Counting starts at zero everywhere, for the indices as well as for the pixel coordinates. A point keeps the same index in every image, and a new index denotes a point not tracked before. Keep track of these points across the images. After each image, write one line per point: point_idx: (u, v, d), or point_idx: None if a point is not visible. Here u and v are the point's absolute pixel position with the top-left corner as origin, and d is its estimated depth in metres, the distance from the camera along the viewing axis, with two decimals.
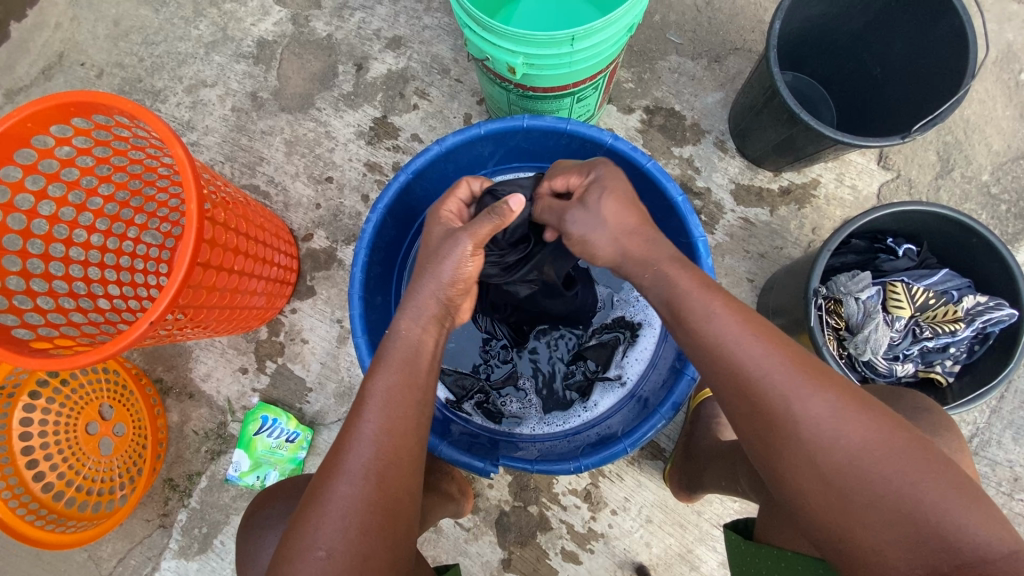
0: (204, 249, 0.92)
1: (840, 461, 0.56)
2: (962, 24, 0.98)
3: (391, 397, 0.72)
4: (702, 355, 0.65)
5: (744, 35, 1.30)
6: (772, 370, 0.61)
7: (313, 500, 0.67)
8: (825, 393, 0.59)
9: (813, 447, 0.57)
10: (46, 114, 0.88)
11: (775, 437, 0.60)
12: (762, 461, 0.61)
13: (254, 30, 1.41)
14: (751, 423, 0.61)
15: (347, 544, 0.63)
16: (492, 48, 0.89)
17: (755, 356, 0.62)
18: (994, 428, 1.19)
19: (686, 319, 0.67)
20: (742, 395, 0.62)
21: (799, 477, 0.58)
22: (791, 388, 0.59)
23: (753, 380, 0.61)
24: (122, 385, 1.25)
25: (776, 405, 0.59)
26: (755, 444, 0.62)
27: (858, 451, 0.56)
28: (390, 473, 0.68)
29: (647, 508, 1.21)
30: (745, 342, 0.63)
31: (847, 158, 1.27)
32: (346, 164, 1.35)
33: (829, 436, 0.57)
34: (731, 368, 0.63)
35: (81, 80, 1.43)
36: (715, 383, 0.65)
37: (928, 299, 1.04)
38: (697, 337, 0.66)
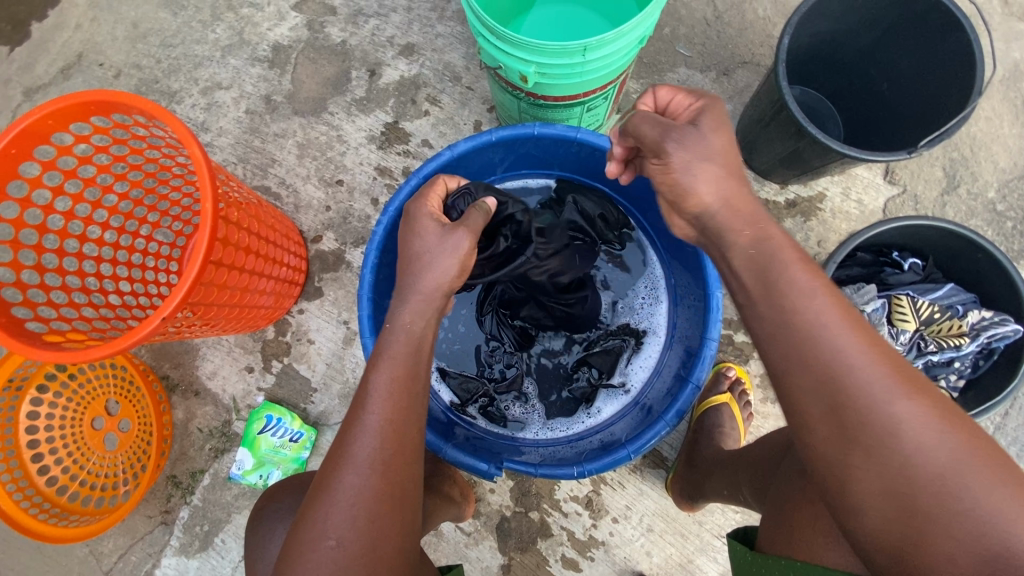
0: (217, 247, 0.93)
1: (925, 467, 0.54)
2: (969, 42, 0.99)
3: (393, 389, 0.72)
4: (791, 337, 0.61)
5: (752, 48, 1.32)
6: (872, 364, 0.58)
7: (321, 491, 0.68)
8: (916, 399, 0.57)
9: (903, 448, 0.55)
10: (67, 112, 0.90)
11: (864, 434, 0.56)
12: (837, 458, 0.58)
13: (270, 34, 1.44)
14: (836, 416, 0.58)
15: (356, 533, 0.65)
16: (505, 57, 0.90)
17: (853, 348, 0.59)
18: (997, 445, 1.18)
19: (782, 294, 0.62)
20: (834, 385, 0.58)
21: (877, 478, 0.56)
22: (887, 386, 0.57)
23: (851, 371, 0.58)
24: (129, 381, 1.26)
25: (868, 401, 0.57)
26: (832, 444, 0.58)
27: (946, 460, 0.54)
28: (395, 464, 0.69)
29: (649, 517, 1.21)
30: (843, 333, 0.59)
31: (853, 173, 1.28)
32: (357, 168, 1.36)
33: (921, 439, 0.55)
34: (826, 355, 0.59)
35: (100, 80, 1.46)
36: (801, 369, 0.60)
37: (933, 313, 1.05)
38: (790, 319, 0.61)
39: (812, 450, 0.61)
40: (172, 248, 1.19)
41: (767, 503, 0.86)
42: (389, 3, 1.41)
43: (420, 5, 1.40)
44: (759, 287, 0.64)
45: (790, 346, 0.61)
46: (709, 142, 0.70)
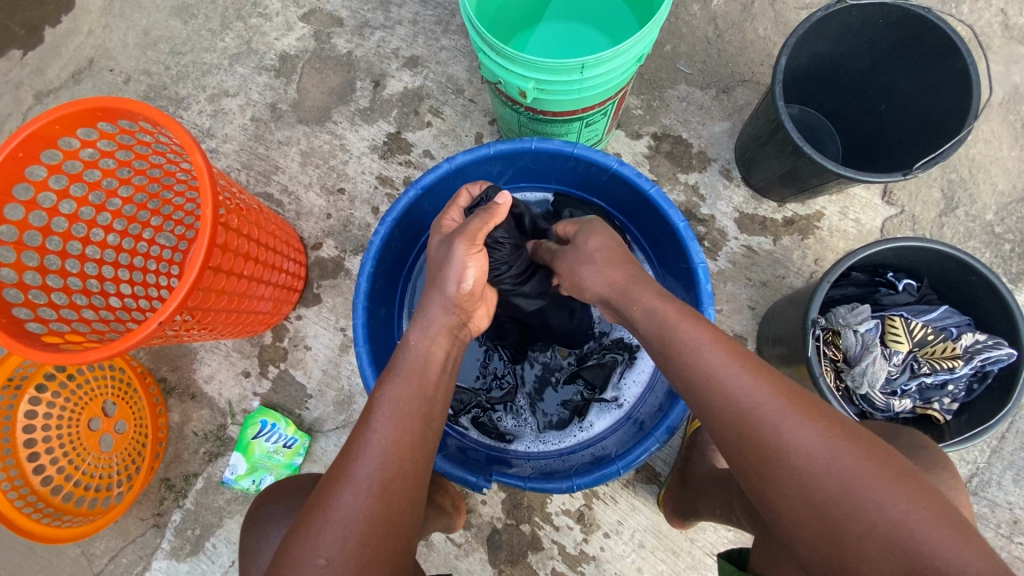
0: (215, 253, 0.94)
1: (826, 489, 0.57)
2: (966, 66, 1.00)
3: (399, 408, 0.74)
4: (688, 385, 0.68)
5: (753, 67, 1.33)
6: (759, 398, 0.63)
7: (317, 507, 0.68)
8: (813, 422, 0.61)
9: (802, 473, 0.59)
10: (74, 117, 0.92)
11: (765, 465, 0.61)
12: (755, 493, 0.62)
13: (277, 44, 1.46)
14: (740, 452, 0.63)
15: (347, 553, 0.64)
16: (504, 73, 0.92)
17: (740, 385, 0.64)
18: (994, 469, 1.17)
19: (674, 349, 0.71)
20: (730, 424, 0.64)
21: (790, 506, 0.59)
22: (778, 416, 0.61)
23: (742, 409, 0.63)
24: (127, 383, 1.27)
25: (763, 433, 0.61)
26: (747, 473, 0.62)
27: (847, 478, 0.57)
28: (394, 486, 0.69)
29: (640, 532, 1.21)
30: (732, 372, 0.66)
31: (851, 192, 1.28)
32: (359, 176, 1.38)
33: (819, 463, 0.58)
34: (718, 397, 0.65)
35: (109, 85, 1.49)
36: (705, 414, 0.66)
37: (925, 335, 1.04)
38: (686, 367, 0.69)
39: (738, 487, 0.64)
40: (173, 252, 1.21)
41: (759, 526, 0.86)
42: (395, 15, 1.43)
43: (425, 18, 1.43)
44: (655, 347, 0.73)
45: (690, 395, 0.68)
46: (585, 249, 0.89)
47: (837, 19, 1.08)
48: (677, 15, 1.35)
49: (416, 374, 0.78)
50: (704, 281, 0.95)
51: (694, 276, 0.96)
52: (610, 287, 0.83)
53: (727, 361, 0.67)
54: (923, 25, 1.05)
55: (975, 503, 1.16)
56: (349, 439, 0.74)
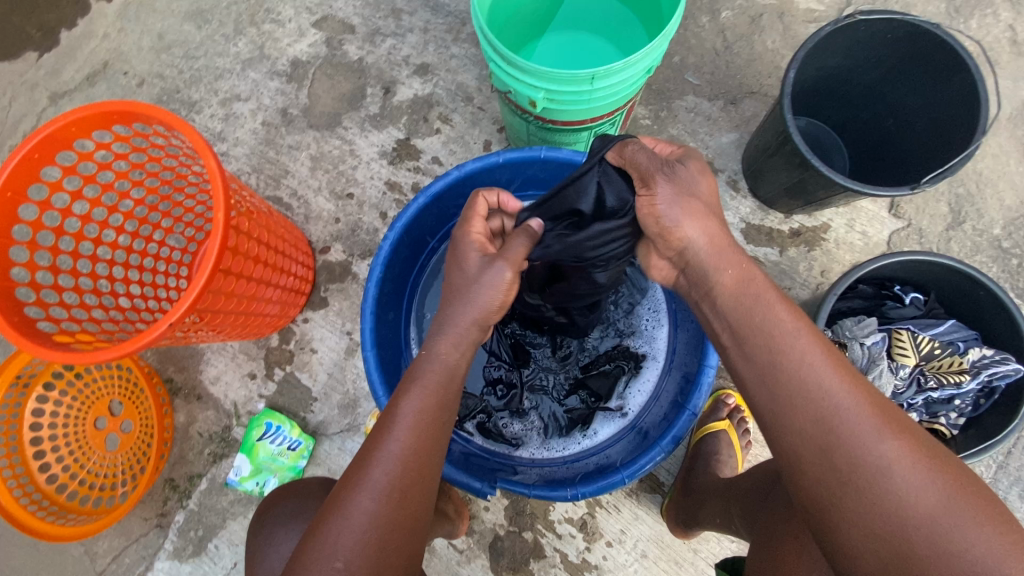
0: (227, 256, 0.95)
1: (917, 506, 0.57)
2: (974, 82, 1.01)
3: (417, 416, 0.73)
4: (779, 379, 0.65)
5: (761, 79, 1.34)
6: (855, 404, 0.62)
7: (334, 508, 0.69)
8: (905, 438, 0.60)
9: (895, 486, 0.58)
10: (90, 120, 0.93)
11: (856, 474, 0.59)
12: (828, 503, 0.61)
13: (289, 50, 1.48)
14: (826, 456, 0.61)
15: (362, 557, 0.66)
16: (515, 83, 0.93)
17: (835, 387, 0.63)
18: (1000, 484, 1.17)
19: (769, 335, 0.67)
20: (821, 426, 0.62)
21: (873, 518, 0.58)
22: (873, 426, 0.61)
23: (837, 412, 0.62)
24: (134, 382, 1.28)
25: (858, 441, 0.60)
26: (829, 482, 0.61)
27: (938, 499, 0.57)
28: (409, 494, 0.70)
29: (643, 542, 1.20)
30: (823, 373, 0.64)
31: (858, 205, 1.29)
32: (368, 182, 1.39)
33: (912, 480, 0.58)
34: (810, 396, 0.63)
35: (123, 88, 1.51)
36: (789, 410, 0.64)
37: (934, 348, 1.05)
38: (778, 359, 0.66)
39: (803, 490, 0.63)
40: (182, 253, 1.22)
41: (756, 534, 0.86)
42: (406, 23, 1.45)
43: (436, 26, 1.44)
44: (741, 327, 0.70)
45: (775, 388, 0.65)
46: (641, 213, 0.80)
47: (846, 34, 1.09)
48: (686, 26, 1.36)
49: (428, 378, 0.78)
50: None
51: None
52: None
53: (812, 364, 0.65)
54: (931, 40, 1.05)
55: None
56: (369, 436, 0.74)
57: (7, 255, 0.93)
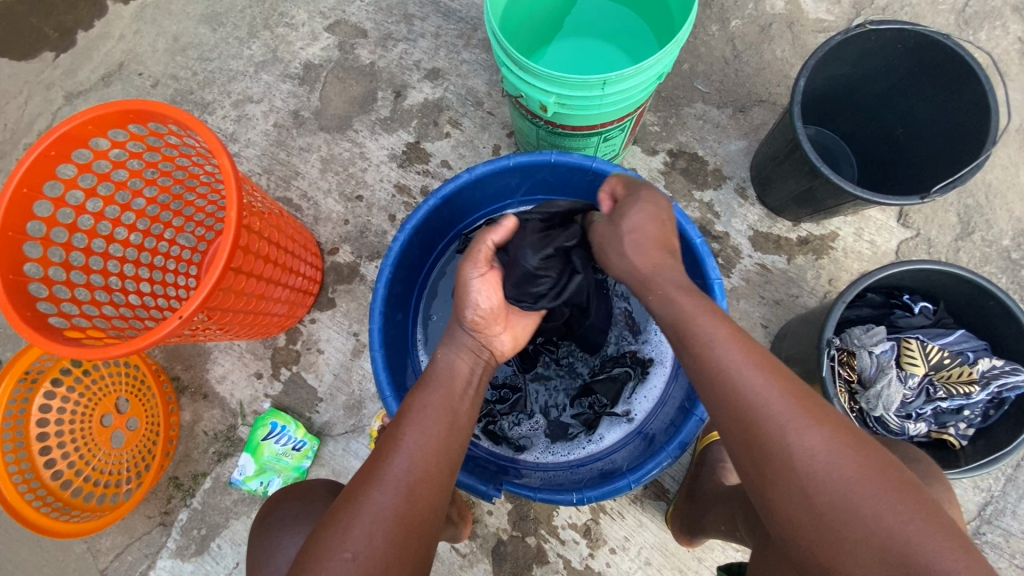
0: (238, 255, 0.96)
1: (827, 492, 0.57)
2: (984, 93, 1.01)
3: (429, 414, 0.77)
4: (706, 385, 0.66)
5: (770, 88, 1.35)
6: (767, 399, 0.62)
7: (345, 505, 0.68)
8: (820, 427, 0.60)
9: (802, 475, 0.58)
10: (106, 119, 0.94)
11: (770, 468, 0.60)
12: (754, 493, 0.62)
13: (302, 53, 1.50)
14: (747, 455, 0.62)
15: (371, 549, 0.64)
16: (527, 87, 0.94)
17: (750, 386, 0.63)
18: (1008, 497, 1.16)
19: (692, 343, 0.68)
20: (741, 425, 0.62)
21: (789, 510, 0.59)
22: (784, 421, 0.60)
23: (753, 409, 0.62)
24: (141, 380, 1.28)
25: (769, 435, 0.60)
26: (751, 474, 0.62)
27: (848, 488, 0.56)
28: (422, 489, 0.70)
29: (647, 549, 1.19)
30: (746, 369, 0.64)
31: (867, 214, 1.29)
32: (377, 184, 1.40)
33: (822, 470, 0.58)
34: (729, 397, 0.64)
35: (138, 88, 1.53)
36: (716, 411, 0.65)
37: (942, 358, 1.04)
38: (699, 363, 0.67)
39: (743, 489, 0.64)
40: (192, 252, 1.23)
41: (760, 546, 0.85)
42: (418, 29, 1.47)
43: (448, 32, 1.46)
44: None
45: (704, 391, 0.67)
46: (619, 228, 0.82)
47: (856, 43, 1.09)
48: (695, 35, 1.37)
49: (446, 385, 0.82)
50: (706, 256, 0.97)
51: (697, 253, 0.98)
52: None
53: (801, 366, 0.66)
54: (941, 51, 1.06)
55: (989, 532, 1.15)
56: (379, 441, 0.75)
57: (19, 250, 0.93)
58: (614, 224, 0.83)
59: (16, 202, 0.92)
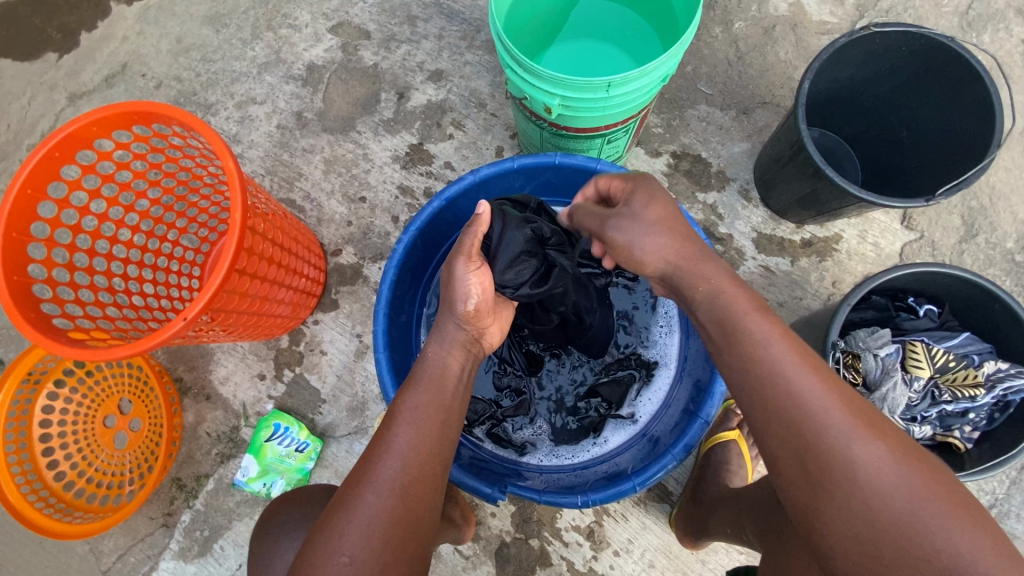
0: (242, 256, 0.96)
1: (890, 508, 0.56)
2: (989, 95, 1.01)
3: (418, 413, 0.76)
4: (756, 387, 0.65)
5: (773, 90, 1.35)
6: (828, 407, 0.61)
7: (339, 508, 0.68)
8: (882, 443, 0.59)
9: (865, 489, 0.57)
10: (111, 120, 0.94)
11: (827, 478, 0.59)
12: (803, 505, 0.61)
13: (305, 54, 1.50)
14: (800, 461, 0.61)
15: (368, 552, 0.64)
16: (531, 89, 0.94)
17: (809, 391, 0.62)
18: (1013, 500, 1.16)
19: (741, 344, 0.67)
20: (795, 430, 0.61)
21: (843, 521, 0.58)
22: (845, 429, 0.60)
23: (812, 419, 0.61)
24: (144, 382, 1.29)
25: (832, 446, 0.59)
26: (801, 484, 0.61)
27: (909, 501, 0.56)
28: (415, 489, 0.70)
29: (651, 552, 1.19)
30: (804, 376, 0.63)
31: (870, 216, 1.28)
32: (380, 186, 1.40)
33: (884, 483, 0.57)
34: (784, 401, 0.63)
35: (141, 89, 1.53)
36: (765, 415, 0.64)
37: (948, 361, 1.04)
38: (751, 365, 0.66)
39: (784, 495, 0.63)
40: (195, 253, 1.23)
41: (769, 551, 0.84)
42: (421, 30, 1.47)
43: (451, 33, 1.46)
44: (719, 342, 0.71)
45: (753, 394, 0.65)
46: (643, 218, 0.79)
47: (860, 45, 1.09)
48: (699, 37, 1.37)
49: (436, 383, 0.81)
50: None
51: None
52: None
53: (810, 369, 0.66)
54: (946, 54, 1.06)
55: None
56: (370, 442, 0.75)
57: (23, 251, 0.93)
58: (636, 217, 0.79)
59: (21, 203, 0.92)
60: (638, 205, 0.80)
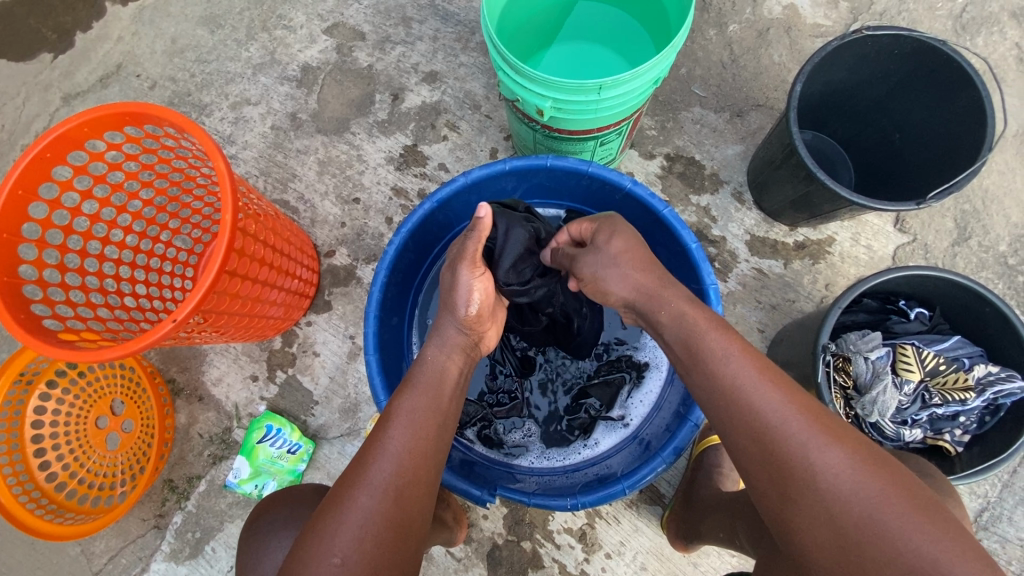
0: (233, 257, 0.95)
1: (851, 512, 0.56)
2: (981, 99, 1.01)
3: (415, 416, 0.76)
4: (719, 402, 0.67)
5: (767, 92, 1.35)
6: (786, 417, 0.62)
7: (332, 510, 0.67)
8: (842, 446, 0.60)
9: (826, 495, 0.58)
10: (103, 121, 0.94)
11: (792, 487, 0.60)
12: (775, 515, 0.61)
13: (300, 55, 1.50)
14: (765, 472, 0.62)
15: (361, 553, 0.64)
16: (524, 91, 0.94)
17: (766, 402, 0.64)
18: (1004, 503, 1.15)
19: (704, 361, 0.69)
20: (758, 442, 0.63)
21: (810, 528, 0.58)
22: (803, 438, 0.61)
23: (771, 428, 0.62)
24: (136, 382, 1.28)
25: (791, 454, 0.60)
26: (769, 493, 0.62)
27: (870, 505, 0.56)
28: (408, 490, 0.70)
29: (643, 554, 1.19)
30: (763, 388, 0.65)
31: (863, 219, 1.29)
32: (374, 187, 1.40)
33: (844, 488, 0.57)
34: (745, 414, 0.64)
35: (135, 90, 1.53)
36: (730, 429, 0.66)
37: (938, 364, 1.04)
38: (711, 380, 0.68)
39: (759, 507, 0.63)
40: (188, 254, 1.23)
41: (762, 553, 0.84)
42: (416, 32, 1.47)
43: (446, 35, 1.46)
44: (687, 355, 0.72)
45: (717, 410, 0.67)
46: (607, 252, 0.85)
47: (852, 48, 1.09)
48: (693, 39, 1.38)
49: (433, 388, 0.81)
50: (703, 264, 0.97)
51: (692, 259, 0.98)
52: (626, 305, 0.84)
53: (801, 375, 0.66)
54: (938, 57, 1.06)
55: (985, 538, 1.14)
56: (365, 443, 0.74)
57: (15, 252, 0.93)
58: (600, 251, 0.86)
59: (12, 204, 0.91)
60: (602, 241, 0.86)
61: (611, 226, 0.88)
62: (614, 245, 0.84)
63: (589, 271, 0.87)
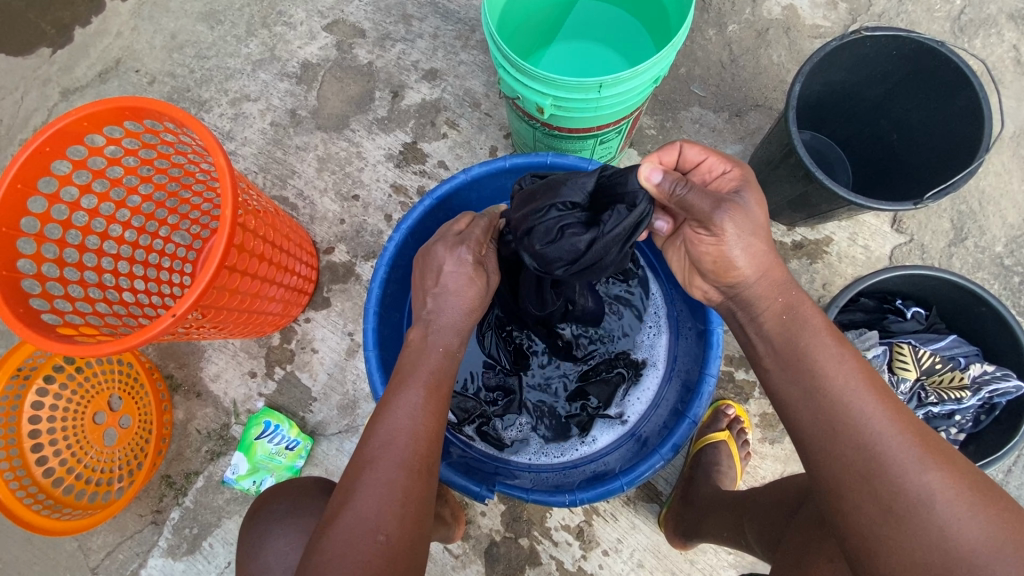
0: (232, 253, 0.95)
1: (964, 537, 0.57)
2: (979, 100, 1.02)
3: (429, 403, 0.78)
4: (820, 404, 0.66)
5: (766, 92, 1.35)
6: (900, 432, 0.62)
7: (360, 484, 0.70)
8: (953, 471, 0.60)
9: (940, 516, 0.58)
10: (101, 115, 0.94)
11: (900, 504, 0.59)
12: (872, 528, 0.61)
13: (300, 52, 1.49)
14: (868, 482, 0.61)
15: (401, 530, 0.68)
16: (524, 89, 0.94)
17: (880, 416, 0.63)
18: None
19: (811, 360, 0.69)
20: (864, 452, 0.62)
21: (914, 546, 0.58)
22: (917, 456, 0.61)
23: (882, 440, 0.62)
24: (134, 378, 1.28)
25: (903, 470, 0.60)
26: (869, 505, 0.61)
27: (984, 530, 0.57)
28: (430, 464, 0.75)
29: (640, 552, 1.20)
30: (870, 396, 0.65)
31: (861, 219, 1.29)
32: (373, 184, 1.40)
33: (958, 510, 0.58)
34: (855, 420, 0.64)
35: (135, 85, 1.52)
36: (833, 434, 0.65)
37: (934, 363, 1.05)
38: (818, 384, 0.67)
39: (843, 520, 0.63)
40: (188, 250, 1.23)
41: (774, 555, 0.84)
42: (416, 29, 1.47)
43: (446, 33, 1.46)
44: (786, 350, 0.71)
45: (817, 411, 0.66)
46: (753, 218, 0.72)
47: (851, 49, 1.10)
48: (692, 39, 1.38)
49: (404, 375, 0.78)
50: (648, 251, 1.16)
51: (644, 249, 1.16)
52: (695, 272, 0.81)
53: (863, 386, 0.66)
54: (936, 58, 1.07)
55: None
56: (371, 424, 0.77)
57: (13, 245, 0.93)
58: (748, 210, 0.72)
59: (12, 197, 0.91)
60: (751, 199, 0.74)
61: (756, 191, 0.76)
62: (758, 215, 0.73)
63: (732, 229, 0.71)
